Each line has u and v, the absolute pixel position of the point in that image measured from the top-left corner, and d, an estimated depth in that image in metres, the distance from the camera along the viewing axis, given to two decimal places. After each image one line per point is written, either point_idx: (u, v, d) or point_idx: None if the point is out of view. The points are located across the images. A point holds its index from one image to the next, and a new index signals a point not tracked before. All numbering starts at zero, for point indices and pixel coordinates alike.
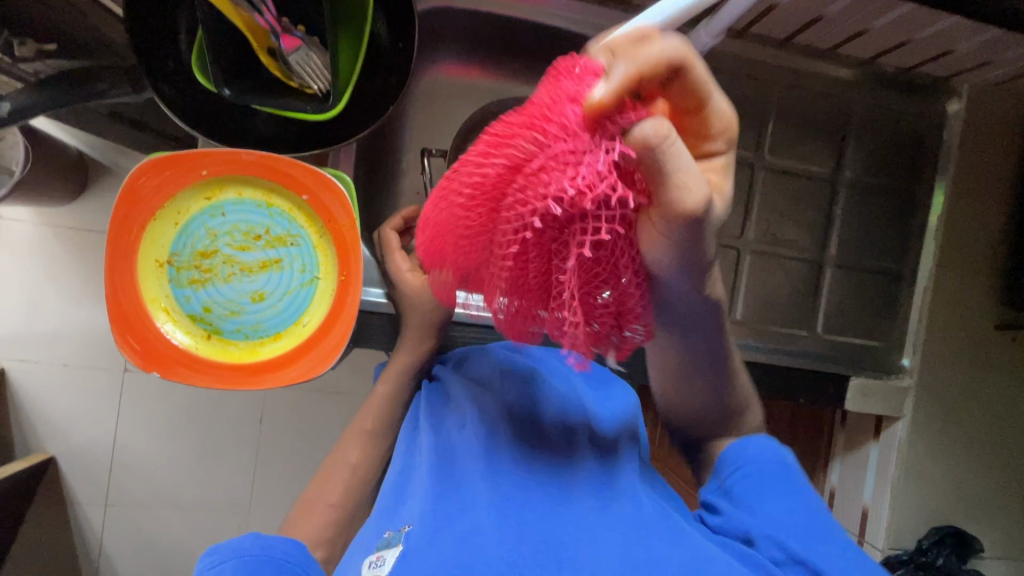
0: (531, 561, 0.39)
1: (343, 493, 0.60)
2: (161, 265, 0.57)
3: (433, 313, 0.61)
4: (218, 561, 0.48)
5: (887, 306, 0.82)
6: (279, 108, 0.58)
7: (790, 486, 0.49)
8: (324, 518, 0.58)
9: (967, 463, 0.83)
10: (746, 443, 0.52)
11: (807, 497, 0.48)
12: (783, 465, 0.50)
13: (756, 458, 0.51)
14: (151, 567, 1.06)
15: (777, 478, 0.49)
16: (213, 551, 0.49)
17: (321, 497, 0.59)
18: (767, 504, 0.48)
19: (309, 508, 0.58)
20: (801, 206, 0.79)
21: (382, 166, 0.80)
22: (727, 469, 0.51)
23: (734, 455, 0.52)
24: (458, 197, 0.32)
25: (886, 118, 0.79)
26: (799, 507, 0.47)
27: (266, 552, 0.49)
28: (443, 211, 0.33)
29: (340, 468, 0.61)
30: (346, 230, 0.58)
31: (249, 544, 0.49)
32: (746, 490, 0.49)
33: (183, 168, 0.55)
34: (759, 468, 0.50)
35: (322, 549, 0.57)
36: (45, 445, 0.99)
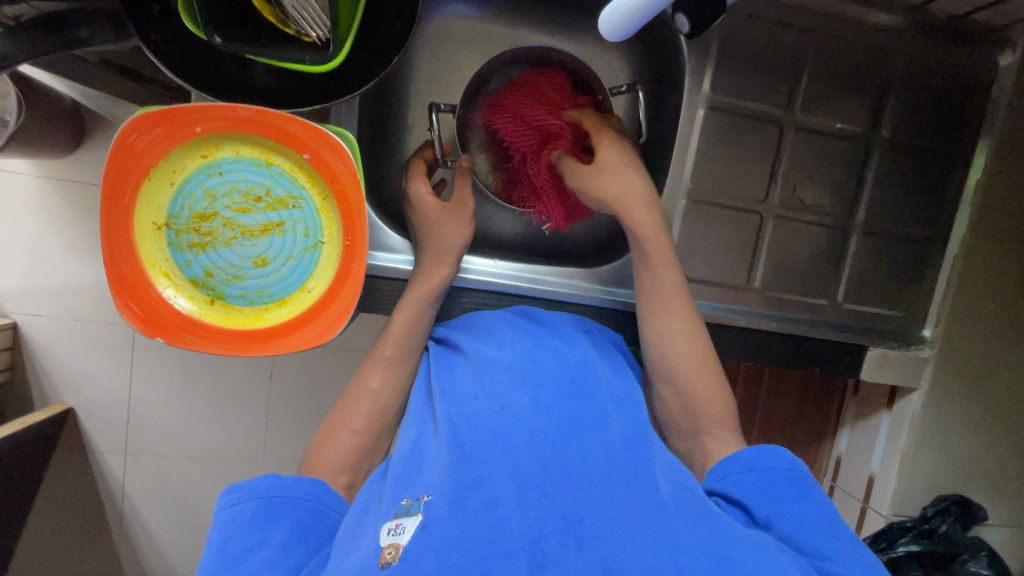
0: (553, 538, 0.38)
1: (366, 420, 0.60)
2: (158, 228, 0.55)
3: (451, 237, 0.66)
4: (238, 501, 0.49)
5: (914, 276, 0.78)
6: (274, 57, 0.53)
7: (795, 489, 0.49)
8: (347, 445, 0.58)
9: (980, 433, 0.83)
10: (748, 450, 0.52)
11: (813, 498, 0.49)
12: (786, 470, 0.51)
13: (761, 461, 0.51)
14: (173, 511, 1.10)
15: (784, 483, 0.50)
16: (236, 488, 0.51)
17: (345, 422, 0.59)
18: (777, 505, 0.48)
19: (333, 433, 0.59)
20: (832, 168, 0.74)
21: (388, 120, 0.76)
22: (730, 469, 0.52)
23: (738, 459, 0.52)
24: (521, 123, 0.73)
25: (931, 72, 0.73)
26: (806, 509, 0.48)
27: (284, 493, 0.50)
28: (510, 123, 0.73)
29: (362, 394, 0.61)
30: (351, 192, 0.55)
31: (267, 486, 0.50)
32: (753, 489, 0.49)
33: (174, 125, 0.52)
34: (764, 471, 0.50)
35: (347, 474, 0.57)
36: (63, 396, 1.01)
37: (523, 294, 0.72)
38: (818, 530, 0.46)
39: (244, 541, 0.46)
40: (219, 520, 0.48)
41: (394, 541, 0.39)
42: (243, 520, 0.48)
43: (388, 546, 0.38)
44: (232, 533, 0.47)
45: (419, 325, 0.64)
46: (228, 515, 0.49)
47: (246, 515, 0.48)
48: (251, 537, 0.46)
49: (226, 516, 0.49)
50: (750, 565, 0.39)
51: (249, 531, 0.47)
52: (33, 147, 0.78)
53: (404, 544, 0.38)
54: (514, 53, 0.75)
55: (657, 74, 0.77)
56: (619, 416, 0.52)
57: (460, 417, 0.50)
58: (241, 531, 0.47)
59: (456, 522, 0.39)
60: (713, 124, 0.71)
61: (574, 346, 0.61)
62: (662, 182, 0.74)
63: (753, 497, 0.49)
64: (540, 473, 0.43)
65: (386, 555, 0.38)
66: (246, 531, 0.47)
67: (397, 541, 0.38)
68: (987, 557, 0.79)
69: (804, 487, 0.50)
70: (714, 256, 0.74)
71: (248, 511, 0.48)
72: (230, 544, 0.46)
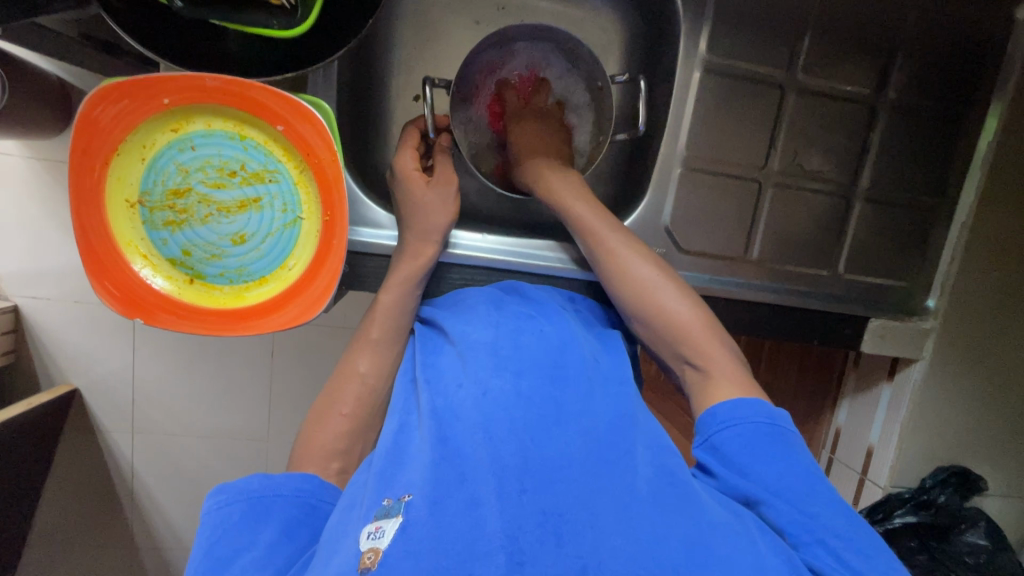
0: (531, 535, 0.37)
1: (356, 403, 0.59)
2: (132, 205, 0.53)
3: (435, 215, 0.64)
4: (227, 502, 0.49)
5: (918, 245, 0.75)
6: (239, 22, 0.50)
7: (775, 448, 0.47)
8: (337, 430, 0.57)
9: (982, 404, 0.81)
10: (725, 404, 0.51)
11: (791, 456, 0.47)
12: (768, 426, 0.49)
13: (741, 420, 0.49)
14: (181, 489, 1.11)
15: (764, 438, 0.48)
16: (223, 489, 0.50)
17: (334, 406, 0.59)
18: (756, 464, 0.47)
19: (322, 417, 0.58)
20: (835, 131, 0.71)
21: (371, 90, 0.73)
22: (710, 426, 0.50)
23: (716, 420, 0.50)
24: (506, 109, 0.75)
25: (944, 24, 0.69)
26: (784, 470, 0.46)
27: (273, 493, 0.50)
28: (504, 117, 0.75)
29: (352, 378, 0.60)
30: (328, 165, 0.53)
31: (256, 485, 0.50)
32: (734, 451, 0.48)
33: (141, 96, 0.50)
34: (742, 428, 0.49)
35: (339, 460, 0.56)
36: (65, 377, 1.01)
37: (512, 269, 0.70)
38: (804, 500, 0.45)
39: (234, 543, 0.46)
40: (207, 523, 0.48)
41: (373, 545, 0.38)
42: (231, 524, 0.47)
43: (367, 551, 0.37)
44: (221, 535, 0.46)
45: (406, 304, 0.64)
46: (216, 518, 0.48)
47: (234, 517, 0.47)
48: (240, 539, 0.46)
49: (214, 518, 0.48)
50: (731, 554, 0.38)
51: (238, 533, 0.46)
52: (20, 128, 0.76)
53: (385, 547, 0.37)
54: (512, 31, 0.72)
55: (653, 36, 0.73)
56: (605, 401, 0.52)
57: (443, 408, 0.50)
58: (230, 533, 0.46)
59: (435, 524, 0.38)
60: (710, 87, 0.68)
61: (558, 322, 0.60)
62: (657, 151, 0.71)
63: (734, 460, 0.47)
64: (520, 466, 0.43)
65: (366, 559, 0.37)
66: (235, 533, 0.46)
67: (377, 545, 0.37)
68: (985, 527, 0.78)
69: (784, 444, 0.48)
70: (710, 226, 0.71)
71: (237, 512, 0.48)
72: (220, 547, 0.45)
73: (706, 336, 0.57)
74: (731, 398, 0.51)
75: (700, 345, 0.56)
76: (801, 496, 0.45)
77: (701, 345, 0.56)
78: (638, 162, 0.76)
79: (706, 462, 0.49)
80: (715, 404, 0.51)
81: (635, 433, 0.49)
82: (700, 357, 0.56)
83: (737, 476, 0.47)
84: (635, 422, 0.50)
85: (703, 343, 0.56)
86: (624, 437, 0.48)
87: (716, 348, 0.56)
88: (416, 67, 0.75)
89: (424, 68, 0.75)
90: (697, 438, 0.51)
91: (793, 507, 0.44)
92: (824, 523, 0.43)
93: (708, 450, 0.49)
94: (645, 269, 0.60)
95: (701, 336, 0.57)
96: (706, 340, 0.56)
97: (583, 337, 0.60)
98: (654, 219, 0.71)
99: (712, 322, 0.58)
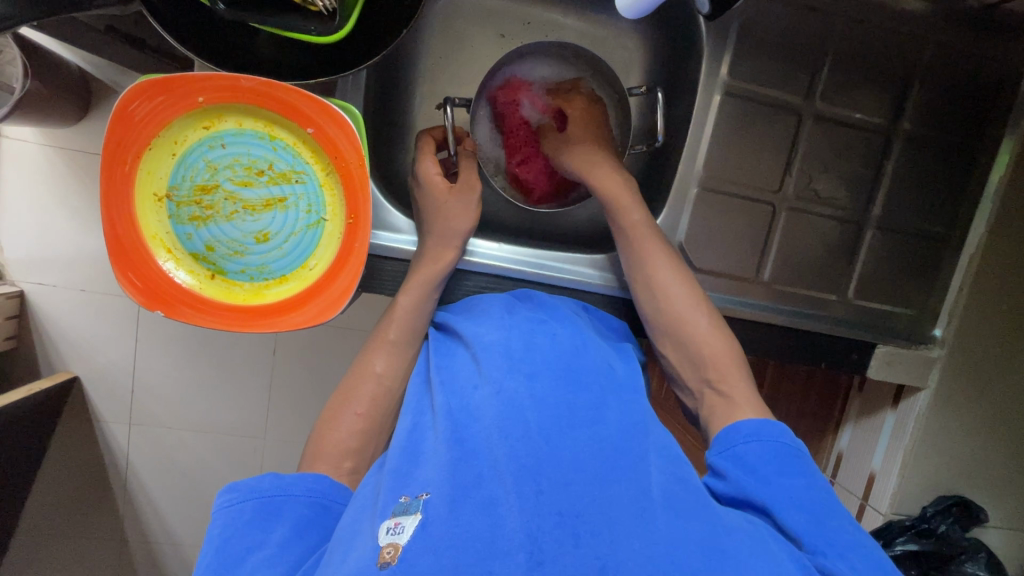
0: (550, 536, 0.38)
1: (370, 404, 0.59)
2: (159, 199, 0.54)
3: (456, 219, 0.65)
4: (237, 500, 0.48)
5: (927, 274, 0.76)
6: (281, 27, 0.52)
7: (796, 467, 0.48)
8: (350, 428, 0.57)
9: (985, 434, 0.81)
10: (752, 420, 0.51)
11: (813, 476, 0.48)
12: (791, 448, 0.50)
13: (765, 435, 0.50)
14: (178, 484, 1.11)
15: (788, 457, 0.49)
16: (234, 487, 0.50)
17: (347, 405, 0.59)
18: (778, 479, 0.47)
19: (336, 416, 0.58)
20: (849, 159, 0.72)
21: (396, 97, 0.75)
22: (734, 437, 0.51)
23: (739, 430, 0.51)
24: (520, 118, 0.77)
25: (959, 60, 0.70)
26: (806, 486, 0.47)
27: (283, 492, 0.50)
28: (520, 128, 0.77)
29: (367, 377, 0.60)
30: (354, 169, 0.54)
31: (266, 485, 0.49)
32: (756, 462, 0.48)
33: (176, 94, 0.51)
34: (767, 442, 0.49)
35: (351, 459, 0.56)
36: (70, 365, 1.01)
37: (526, 279, 0.70)
38: (819, 514, 0.45)
39: (245, 542, 0.46)
40: (218, 520, 0.47)
41: (393, 540, 0.38)
42: (242, 522, 0.47)
43: (387, 546, 0.38)
44: (231, 534, 0.46)
45: (425, 303, 0.64)
46: (226, 515, 0.48)
47: (245, 516, 0.47)
48: (252, 538, 0.46)
49: (223, 515, 0.48)
50: (743, 558, 0.38)
51: (249, 532, 0.46)
52: (40, 115, 0.77)
53: (404, 543, 0.37)
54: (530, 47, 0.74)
55: (674, 58, 0.74)
56: (617, 405, 0.52)
57: (459, 409, 0.50)
58: (242, 532, 0.46)
59: (454, 521, 0.39)
60: (729, 111, 0.69)
61: (571, 329, 0.60)
62: (673, 169, 0.72)
63: (754, 469, 0.48)
64: (536, 467, 0.43)
65: (385, 554, 0.37)
66: (246, 533, 0.46)
67: (396, 541, 0.38)
68: (986, 559, 0.79)
69: (805, 463, 0.49)
70: (724, 246, 0.72)
71: (247, 511, 0.48)
72: (231, 545, 0.45)
73: (728, 362, 0.58)
74: (746, 416, 0.52)
75: (722, 368, 0.57)
76: (818, 510, 0.45)
77: (723, 369, 0.57)
78: (653, 181, 0.77)
79: (722, 468, 0.49)
80: (744, 417, 0.52)
81: (640, 435, 0.49)
82: (720, 380, 0.57)
83: (761, 489, 0.47)
84: (642, 424, 0.51)
85: (726, 367, 0.57)
86: (632, 439, 0.48)
87: (739, 376, 0.57)
88: (440, 78, 0.76)
89: (448, 80, 0.77)
90: (715, 448, 0.52)
91: (805, 517, 0.45)
92: (836, 534, 0.44)
93: (727, 457, 0.50)
94: (676, 285, 0.61)
95: (724, 360, 0.58)
96: (727, 363, 0.57)
97: (595, 343, 0.60)
98: (668, 237, 0.71)
99: (738, 351, 0.59)
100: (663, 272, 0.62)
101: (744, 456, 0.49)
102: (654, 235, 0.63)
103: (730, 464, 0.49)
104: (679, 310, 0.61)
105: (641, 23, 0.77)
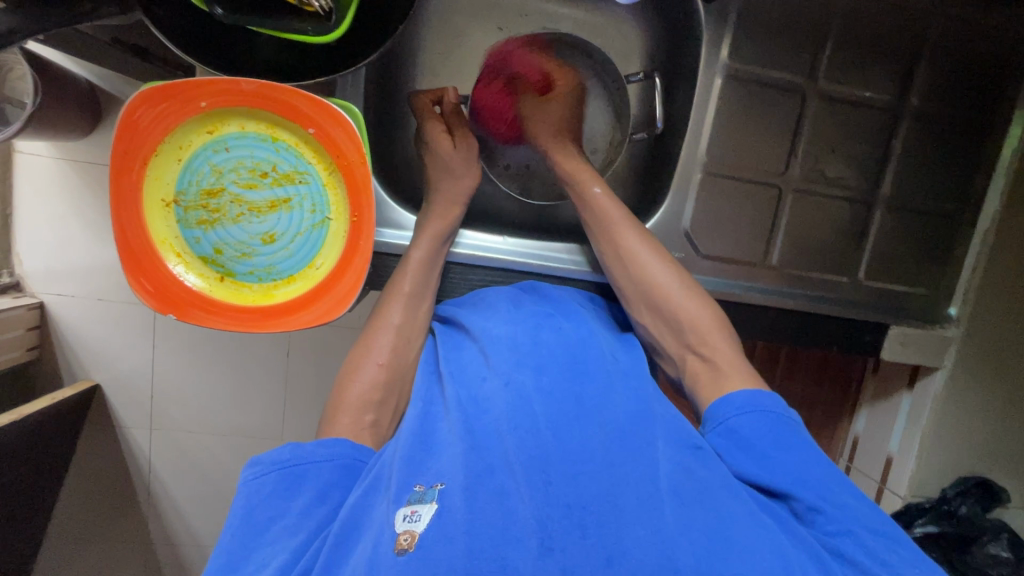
0: (559, 526, 0.39)
1: (391, 353, 0.58)
2: (167, 204, 0.55)
3: (462, 177, 0.68)
4: (260, 473, 0.47)
5: (940, 252, 0.74)
6: (279, 30, 0.52)
7: (790, 438, 0.48)
8: (372, 379, 0.56)
9: (1004, 413, 0.80)
10: (743, 391, 0.50)
11: (807, 447, 0.48)
12: (782, 418, 0.49)
13: (756, 409, 0.49)
14: (196, 485, 1.13)
15: (781, 428, 0.48)
16: (258, 460, 0.49)
17: (368, 356, 0.58)
18: (776, 453, 0.47)
19: (355, 369, 0.57)
20: (856, 140, 0.71)
21: (397, 93, 0.75)
22: (725, 411, 0.50)
23: (724, 406, 0.50)
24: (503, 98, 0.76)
25: (967, 34, 0.69)
26: (804, 459, 0.46)
27: (306, 460, 0.48)
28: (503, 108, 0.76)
29: (385, 329, 0.59)
30: (356, 167, 0.55)
31: (288, 455, 0.48)
32: (751, 436, 0.48)
33: (178, 101, 0.52)
34: (759, 415, 0.49)
35: (373, 412, 0.55)
36: (92, 373, 1.03)
37: (531, 271, 0.70)
38: (824, 489, 0.45)
39: (269, 512, 0.46)
40: (243, 492, 0.47)
41: (410, 527, 0.39)
42: (265, 493, 0.46)
43: (404, 533, 0.38)
44: (255, 505, 0.46)
45: (434, 259, 0.64)
46: (250, 487, 0.47)
47: (268, 487, 0.47)
48: (274, 508, 0.46)
49: (248, 488, 0.47)
50: (753, 545, 0.38)
51: (271, 502, 0.46)
52: (50, 129, 0.78)
53: (421, 531, 0.38)
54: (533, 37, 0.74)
55: (674, 43, 0.74)
56: (627, 391, 0.52)
57: (469, 400, 0.50)
58: (265, 502, 0.46)
59: (469, 509, 0.39)
60: (731, 94, 0.69)
61: (576, 322, 0.60)
62: (676, 156, 0.71)
63: (750, 444, 0.47)
64: (545, 458, 0.43)
65: (402, 541, 0.38)
66: (269, 503, 0.46)
67: (413, 529, 0.38)
68: (1009, 540, 0.75)
69: (797, 434, 0.49)
70: (730, 232, 0.71)
71: (271, 482, 0.47)
72: (255, 515, 0.45)
73: (711, 328, 0.57)
74: (731, 389, 0.52)
75: (703, 333, 0.57)
76: (821, 485, 0.45)
77: (706, 335, 0.56)
78: (657, 166, 0.77)
79: (716, 449, 0.49)
80: (732, 390, 0.51)
81: (650, 421, 0.48)
82: (702, 343, 0.56)
83: (761, 469, 0.46)
84: (654, 408, 0.50)
85: (706, 330, 0.57)
86: (645, 424, 0.47)
87: (719, 338, 0.56)
88: (439, 72, 0.76)
89: (447, 74, 0.77)
90: (707, 426, 0.51)
91: (818, 496, 0.45)
92: (847, 512, 0.44)
93: (720, 434, 0.49)
94: (656, 254, 0.61)
95: (705, 326, 0.57)
96: (708, 328, 0.57)
97: (601, 334, 0.60)
98: (674, 223, 0.70)
99: (719, 316, 0.58)
100: (636, 244, 0.61)
101: (733, 431, 0.49)
102: (624, 215, 0.63)
103: (723, 443, 0.49)
104: (647, 275, 0.60)
105: (640, 11, 0.76)
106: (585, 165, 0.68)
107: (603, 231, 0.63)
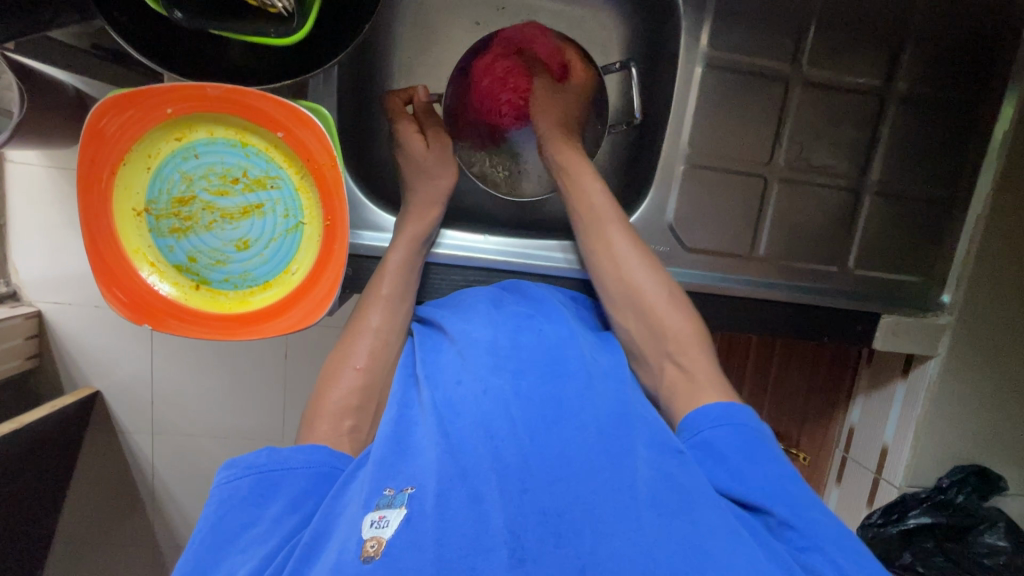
0: (533, 534, 0.38)
1: (369, 357, 0.58)
2: (138, 214, 0.54)
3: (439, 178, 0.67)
4: (236, 476, 0.47)
5: (931, 239, 0.73)
6: (242, 33, 0.51)
7: (761, 454, 0.47)
8: (351, 385, 0.56)
9: (1000, 400, 0.79)
10: (720, 403, 0.50)
11: (777, 463, 0.47)
12: (755, 433, 0.48)
13: (732, 423, 0.48)
14: (195, 490, 1.13)
15: (753, 444, 0.47)
16: (234, 462, 0.49)
17: (346, 361, 0.57)
18: (747, 469, 0.46)
19: (334, 373, 0.57)
20: (843, 126, 0.69)
21: (375, 92, 0.74)
22: (702, 422, 0.49)
23: (700, 416, 0.49)
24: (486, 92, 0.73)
25: (954, 15, 0.67)
26: (776, 474, 0.46)
27: (281, 466, 0.48)
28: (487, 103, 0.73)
29: (363, 332, 0.59)
30: (326, 170, 0.54)
31: (262, 460, 0.48)
32: (726, 449, 0.47)
33: (144, 107, 0.51)
34: (736, 428, 0.48)
35: (352, 417, 0.54)
36: (88, 381, 1.03)
37: (513, 269, 0.70)
38: (794, 505, 0.44)
39: (241, 518, 0.45)
40: (216, 495, 0.47)
41: (377, 534, 0.38)
42: (239, 498, 0.46)
43: (370, 539, 0.38)
44: (227, 511, 0.46)
45: (414, 262, 0.64)
46: (223, 492, 0.47)
47: (242, 492, 0.46)
48: (247, 515, 0.45)
49: (221, 493, 0.47)
50: (725, 554, 0.38)
51: (245, 508, 0.46)
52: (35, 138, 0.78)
53: (388, 538, 0.38)
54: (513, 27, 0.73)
55: (655, 33, 0.72)
56: (604, 390, 0.51)
57: (446, 403, 0.50)
58: (239, 509, 0.46)
59: (441, 515, 0.39)
60: (714, 83, 0.67)
61: (557, 322, 0.59)
62: (659, 148, 0.70)
63: (725, 458, 0.46)
64: (521, 464, 0.43)
65: (368, 548, 0.37)
66: (243, 508, 0.46)
67: (380, 535, 0.38)
68: (1005, 529, 0.75)
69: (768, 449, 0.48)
70: (715, 223, 0.70)
71: (245, 487, 0.47)
72: (228, 521, 0.45)
73: (691, 340, 0.56)
74: (708, 400, 0.51)
75: (683, 342, 0.56)
76: (791, 501, 0.44)
77: (687, 346, 0.55)
78: (640, 158, 0.75)
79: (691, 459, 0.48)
80: (710, 402, 0.50)
81: (630, 422, 0.47)
82: (683, 354, 0.55)
83: (733, 482, 0.45)
84: (632, 409, 0.49)
85: (687, 341, 0.56)
86: (622, 426, 0.47)
87: (699, 350, 0.55)
88: (417, 69, 0.75)
89: (426, 71, 0.76)
90: (684, 434, 0.50)
91: (788, 511, 0.44)
92: (813, 530, 0.43)
93: (696, 444, 0.48)
94: (643, 259, 0.60)
95: (686, 339, 0.56)
96: (688, 339, 0.56)
97: (581, 334, 0.59)
98: (657, 218, 0.70)
99: (700, 327, 0.58)
100: (623, 246, 0.60)
101: (707, 443, 0.48)
102: (615, 214, 0.62)
103: (699, 454, 0.47)
104: (633, 278, 0.59)
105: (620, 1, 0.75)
106: (586, 160, 0.65)
107: (596, 233, 0.62)
